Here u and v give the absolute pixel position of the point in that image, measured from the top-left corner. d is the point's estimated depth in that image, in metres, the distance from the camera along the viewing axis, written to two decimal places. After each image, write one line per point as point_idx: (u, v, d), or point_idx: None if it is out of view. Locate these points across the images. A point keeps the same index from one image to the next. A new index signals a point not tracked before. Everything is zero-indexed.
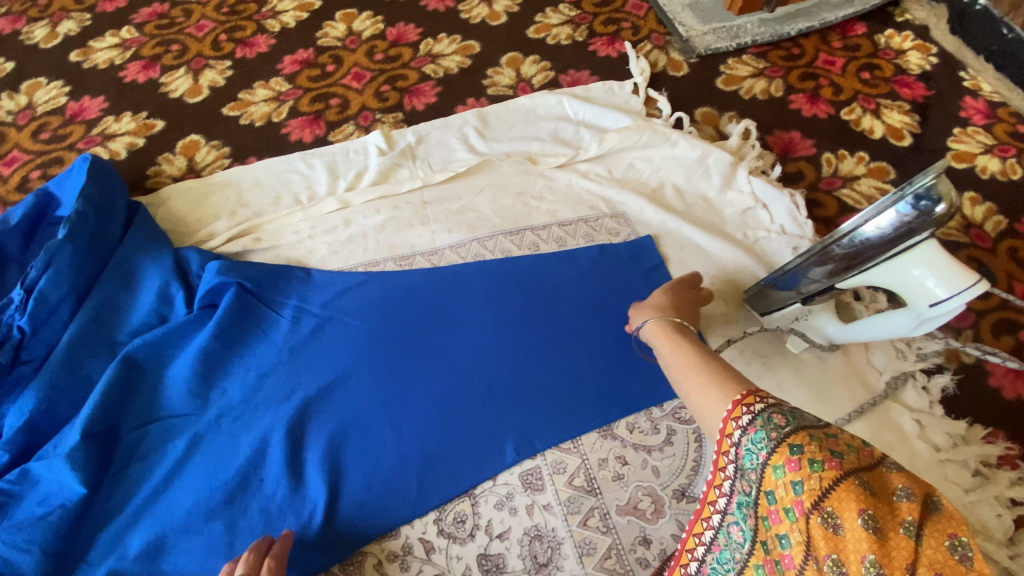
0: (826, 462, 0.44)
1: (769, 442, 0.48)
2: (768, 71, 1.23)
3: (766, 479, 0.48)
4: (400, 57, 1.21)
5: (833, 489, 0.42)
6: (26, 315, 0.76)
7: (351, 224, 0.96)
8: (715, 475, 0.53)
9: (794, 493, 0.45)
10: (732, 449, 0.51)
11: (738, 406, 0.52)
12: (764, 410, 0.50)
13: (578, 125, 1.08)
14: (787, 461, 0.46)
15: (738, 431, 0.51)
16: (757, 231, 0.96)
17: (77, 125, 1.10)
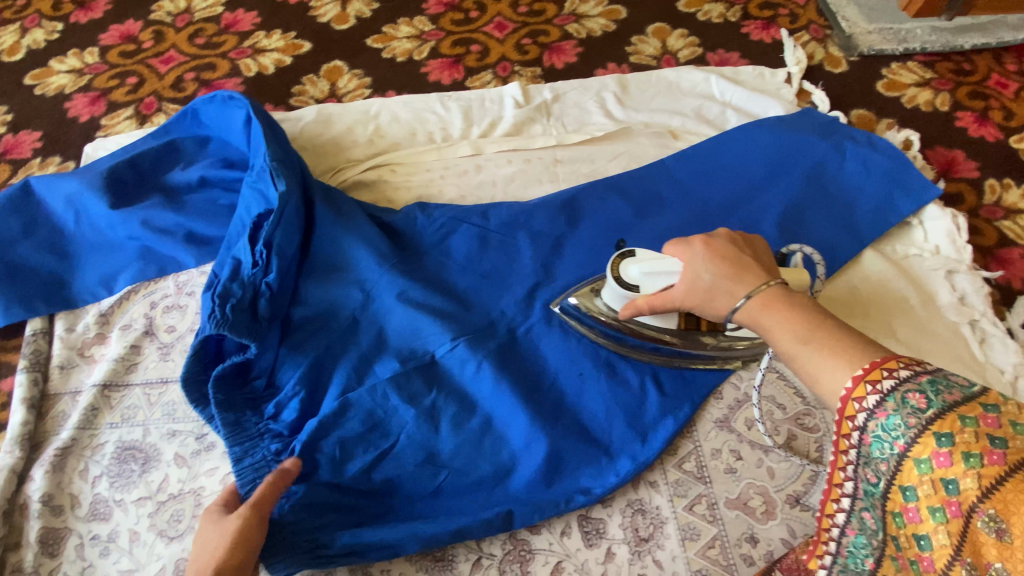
0: (985, 456, 0.37)
1: (907, 430, 0.41)
2: (934, 82, 1.13)
3: (902, 474, 0.42)
4: (543, 12, 1.18)
5: (997, 490, 0.37)
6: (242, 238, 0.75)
7: (482, 170, 0.96)
8: (839, 430, 0.46)
9: (947, 493, 0.39)
10: (854, 433, 0.45)
11: (861, 382, 0.44)
12: (896, 390, 0.42)
13: (724, 107, 1.03)
14: (934, 454, 0.40)
15: (862, 414, 0.44)
16: (908, 248, 0.90)
17: (231, 35, 1.13)
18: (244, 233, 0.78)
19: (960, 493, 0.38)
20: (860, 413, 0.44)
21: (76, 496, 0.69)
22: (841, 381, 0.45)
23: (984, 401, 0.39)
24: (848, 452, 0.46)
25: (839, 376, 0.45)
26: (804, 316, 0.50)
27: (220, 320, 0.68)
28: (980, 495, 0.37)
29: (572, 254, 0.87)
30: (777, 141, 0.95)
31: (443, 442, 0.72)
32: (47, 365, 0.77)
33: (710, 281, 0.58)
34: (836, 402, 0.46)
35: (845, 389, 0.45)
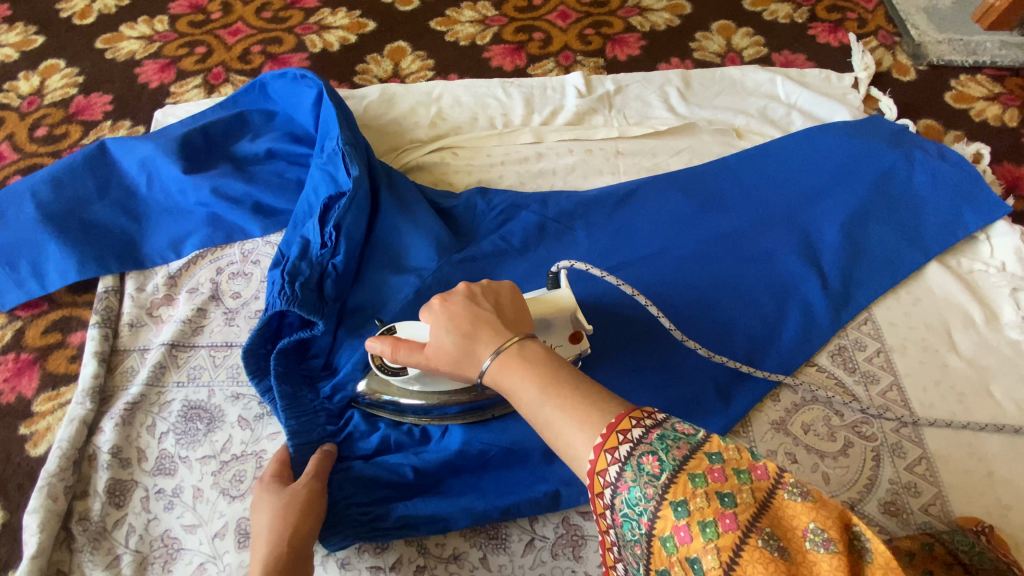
0: (719, 522, 0.37)
1: (646, 503, 0.40)
2: (1005, 96, 1.10)
3: (655, 558, 0.39)
4: (607, 3, 1.17)
5: (735, 563, 0.35)
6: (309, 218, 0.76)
7: (543, 158, 0.96)
8: (596, 508, 0.44)
9: (692, 575, 0.37)
10: (607, 512, 0.42)
11: (601, 454, 0.43)
12: (631, 456, 0.41)
13: (790, 109, 1.02)
14: (675, 531, 0.38)
15: (608, 489, 0.42)
16: (973, 262, 0.88)
17: (297, 10, 1.15)
18: (310, 213, 0.78)
19: (703, 574, 0.36)
20: (606, 488, 0.42)
21: (143, 450, 0.70)
22: (589, 455, 0.44)
23: (704, 450, 0.40)
24: (609, 531, 0.43)
25: (585, 438, 0.44)
26: (539, 373, 0.49)
27: (290, 298, 0.69)
28: (719, 575, 0.35)
29: (629, 247, 0.87)
30: (844, 148, 0.93)
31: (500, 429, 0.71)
32: (118, 323, 0.79)
33: (454, 350, 0.55)
34: (586, 472, 0.44)
35: (589, 462, 0.43)
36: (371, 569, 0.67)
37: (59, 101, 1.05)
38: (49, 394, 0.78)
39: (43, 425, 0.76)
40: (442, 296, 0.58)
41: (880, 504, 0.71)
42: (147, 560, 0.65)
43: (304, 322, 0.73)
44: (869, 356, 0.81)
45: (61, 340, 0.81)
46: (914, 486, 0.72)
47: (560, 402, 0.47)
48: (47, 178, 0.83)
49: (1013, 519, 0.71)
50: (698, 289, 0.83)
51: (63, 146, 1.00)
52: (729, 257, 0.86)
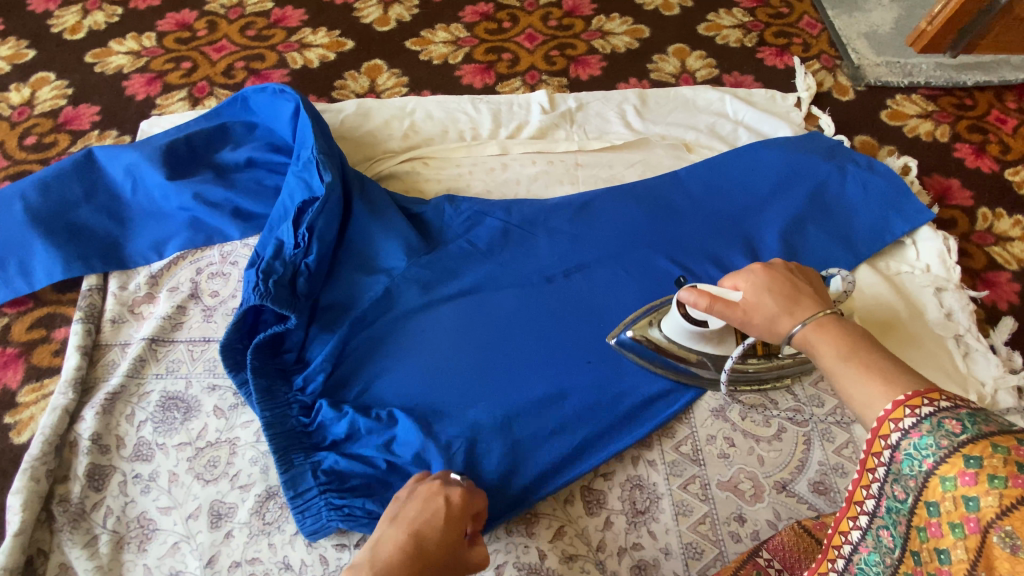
0: (1010, 479, 0.38)
1: (936, 450, 0.43)
2: (936, 115, 1.20)
3: (928, 490, 0.43)
4: (572, 27, 1.26)
5: (1017, 510, 0.37)
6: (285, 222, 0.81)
7: (509, 168, 1.03)
8: (872, 446, 0.48)
9: (966, 510, 0.40)
10: (885, 452, 0.47)
11: (899, 406, 0.47)
12: (933, 414, 0.44)
13: (736, 125, 1.10)
14: (959, 474, 0.41)
15: (895, 434, 0.46)
16: (901, 265, 0.96)
17: (279, 29, 1.22)
18: (286, 217, 0.84)
19: (979, 510, 0.39)
20: (893, 433, 0.46)
21: (121, 438, 0.74)
22: (882, 406, 0.48)
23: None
24: (878, 469, 0.48)
25: (878, 398, 0.48)
26: (842, 337, 0.54)
27: (264, 293, 0.74)
28: (995, 512, 0.38)
29: (587, 249, 0.93)
30: (784, 162, 1.01)
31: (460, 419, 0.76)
32: (100, 319, 0.84)
33: (773, 308, 0.60)
34: (872, 421, 0.48)
35: (882, 410, 0.48)
36: (337, 546, 0.70)
37: (49, 112, 1.10)
38: (32, 385, 0.82)
39: (26, 415, 0.79)
40: (764, 264, 0.63)
41: (810, 483, 0.77)
42: (123, 539, 0.69)
43: (279, 319, 0.78)
44: None
45: (44, 336, 0.85)
46: (841, 468, 0.78)
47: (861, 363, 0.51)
48: (36, 182, 0.87)
49: None
50: (650, 289, 0.90)
51: (52, 153, 1.04)
52: (678, 260, 0.93)
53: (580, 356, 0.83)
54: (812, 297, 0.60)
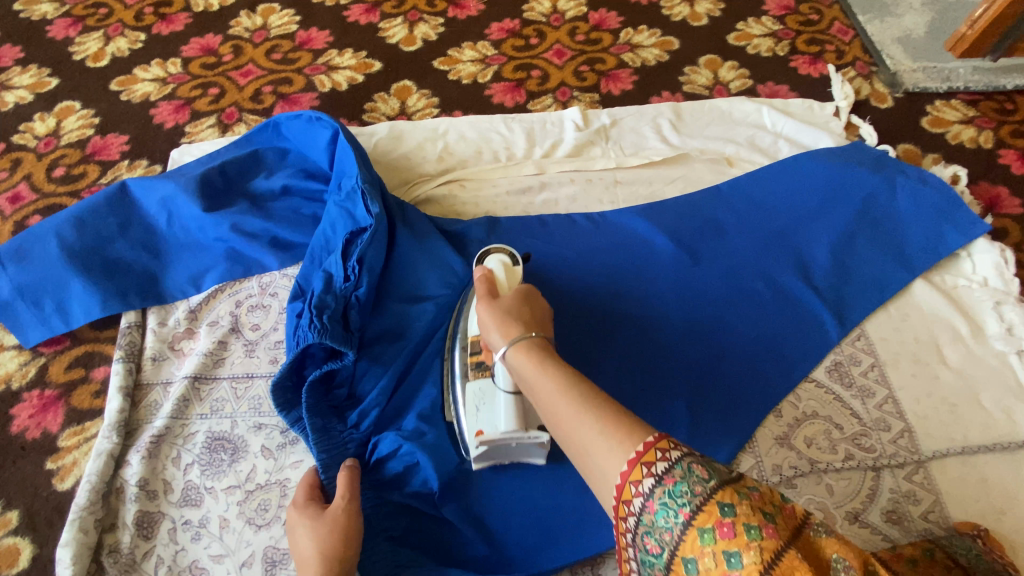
0: (762, 529, 0.42)
1: (691, 498, 0.44)
2: (978, 120, 1.16)
3: (685, 545, 0.44)
4: (600, 41, 1.25)
5: (777, 562, 0.40)
6: (335, 255, 0.80)
7: (546, 189, 1.01)
8: (621, 495, 0.47)
9: (726, 565, 0.42)
10: (637, 499, 0.46)
11: (651, 449, 0.47)
12: (682, 457, 0.46)
13: (776, 137, 1.08)
14: (718, 525, 0.42)
15: (649, 480, 0.46)
16: (957, 278, 0.93)
17: (305, 52, 1.20)
18: (330, 248, 0.83)
19: (742, 566, 0.41)
20: (645, 479, 0.46)
21: (169, 482, 0.72)
22: (621, 467, 0.48)
23: (749, 483, 0.46)
24: (628, 519, 0.47)
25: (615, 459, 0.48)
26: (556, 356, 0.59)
27: (321, 329, 0.73)
28: (760, 569, 0.40)
29: (628, 272, 0.90)
30: (831, 175, 0.99)
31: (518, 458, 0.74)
32: (140, 358, 0.81)
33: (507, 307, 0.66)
34: (616, 480, 0.48)
35: (623, 471, 0.47)
36: None
37: (77, 142, 1.09)
38: (74, 429, 0.79)
39: (70, 460, 0.77)
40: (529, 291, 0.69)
41: (882, 512, 0.74)
42: None
43: (331, 355, 0.76)
44: (865, 371, 0.84)
45: (84, 376, 0.83)
46: (913, 494, 0.75)
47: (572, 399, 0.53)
48: (72, 217, 0.85)
49: (1009, 521, 0.75)
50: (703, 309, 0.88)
51: (81, 185, 1.03)
52: (721, 281, 0.90)
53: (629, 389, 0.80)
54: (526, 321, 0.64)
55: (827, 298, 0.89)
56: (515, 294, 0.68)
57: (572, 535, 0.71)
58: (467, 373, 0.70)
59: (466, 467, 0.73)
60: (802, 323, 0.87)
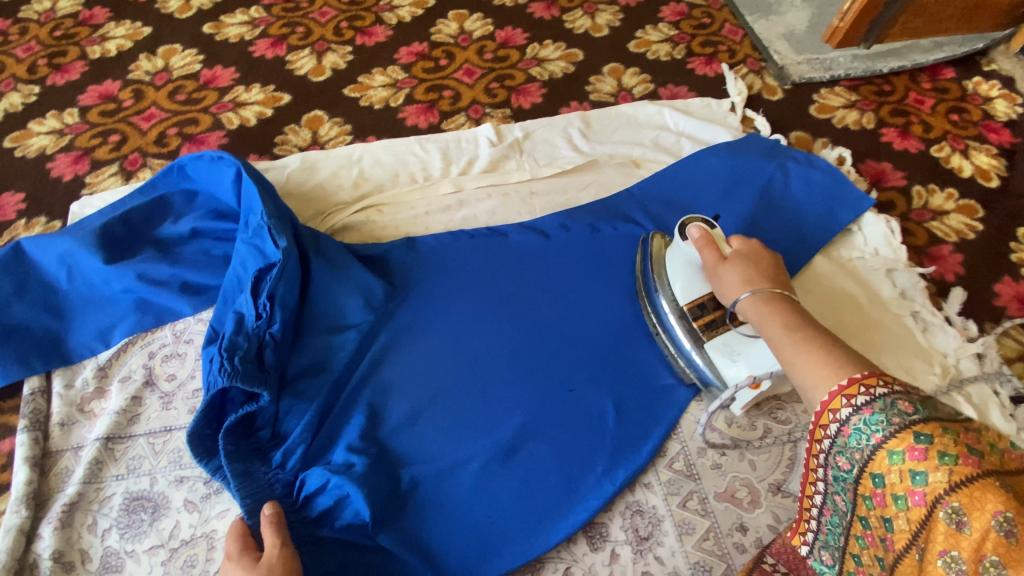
0: (959, 457, 0.46)
1: (886, 426, 0.51)
2: (860, 103, 1.26)
3: (875, 462, 0.52)
4: (507, 57, 1.29)
5: (964, 486, 0.45)
6: (245, 295, 0.78)
7: (464, 206, 1.02)
8: (820, 420, 0.57)
9: (912, 483, 0.48)
10: (834, 424, 0.56)
11: (852, 386, 0.55)
12: (886, 394, 0.52)
13: (678, 136, 1.13)
14: (909, 448, 0.49)
15: (846, 408, 0.54)
16: (851, 252, 0.99)
17: (210, 91, 1.19)
18: (241, 287, 0.82)
19: (926, 483, 0.47)
20: (845, 408, 0.55)
21: (87, 551, 0.70)
22: (829, 390, 0.57)
23: (966, 425, 0.49)
24: (824, 440, 0.57)
25: (824, 389, 0.58)
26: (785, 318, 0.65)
27: (231, 373, 0.72)
28: (946, 487, 0.46)
29: (544, 279, 0.94)
30: (729, 167, 1.05)
31: (453, 476, 0.75)
32: (47, 424, 0.78)
33: (732, 280, 0.72)
34: (818, 403, 0.57)
35: (823, 400, 0.57)
36: None
37: None
38: None
39: None
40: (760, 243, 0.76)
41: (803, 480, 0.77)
42: None
43: (248, 399, 0.75)
44: None
45: None
46: None
47: (795, 342, 0.62)
48: None
49: None
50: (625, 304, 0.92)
51: None
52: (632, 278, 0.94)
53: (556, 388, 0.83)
54: (766, 279, 0.71)
55: None
56: (744, 254, 0.74)
57: (511, 544, 0.72)
58: (700, 335, 0.79)
59: (400, 492, 0.74)
60: None
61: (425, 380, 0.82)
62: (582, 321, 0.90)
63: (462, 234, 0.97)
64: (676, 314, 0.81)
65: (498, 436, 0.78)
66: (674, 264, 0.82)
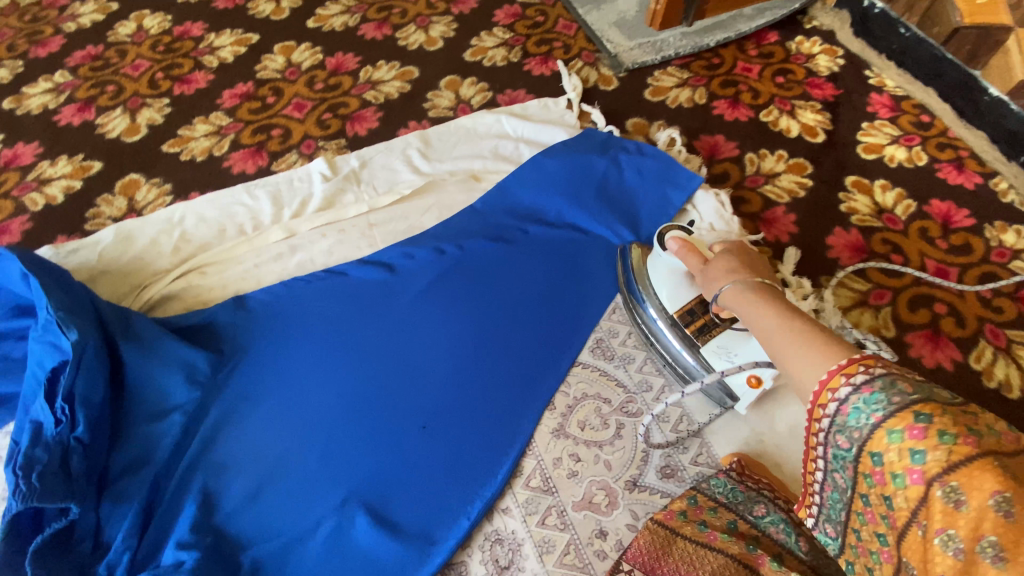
0: (961, 437, 0.38)
1: (887, 405, 0.42)
2: (691, 80, 1.29)
3: (873, 440, 0.42)
4: (340, 85, 1.24)
5: (964, 466, 0.37)
6: (41, 399, 0.69)
7: (298, 250, 0.97)
8: (817, 398, 0.47)
9: (911, 462, 0.40)
10: (832, 403, 0.46)
11: (836, 374, 0.46)
12: (886, 373, 0.43)
13: (517, 142, 1.13)
14: (909, 427, 0.40)
15: (845, 387, 0.45)
16: (689, 231, 1.01)
17: (12, 172, 1.09)
18: (39, 390, 0.72)
19: (924, 463, 0.39)
20: (844, 386, 0.45)
21: None
22: (819, 376, 0.47)
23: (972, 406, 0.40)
24: (823, 419, 0.47)
25: (812, 369, 0.48)
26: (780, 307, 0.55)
27: (27, 493, 0.62)
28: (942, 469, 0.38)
29: (389, 311, 0.89)
30: (564, 166, 1.05)
31: (299, 548, 0.72)
32: None
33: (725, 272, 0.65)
34: (813, 388, 0.48)
35: (821, 376, 0.47)
36: None
37: None
38: None
39: None
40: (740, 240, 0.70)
41: (657, 471, 0.79)
42: None
43: (62, 513, 0.66)
44: (623, 340, 0.90)
45: None
46: (681, 444, 0.81)
47: (791, 330, 0.51)
48: None
49: (767, 443, 0.82)
50: (476, 323, 0.89)
51: None
52: (480, 295, 0.92)
53: (405, 429, 0.79)
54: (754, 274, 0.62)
55: (587, 280, 0.94)
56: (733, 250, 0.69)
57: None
58: (694, 340, 0.78)
59: None
60: (562, 314, 0.91)
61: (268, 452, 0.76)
62: (431, 350, 0.86)
63: (298, 281, 0.92)
64: (667, 321, 0.81)
65: (344, 496, 0.74)
66: (657, 271, 0.82)
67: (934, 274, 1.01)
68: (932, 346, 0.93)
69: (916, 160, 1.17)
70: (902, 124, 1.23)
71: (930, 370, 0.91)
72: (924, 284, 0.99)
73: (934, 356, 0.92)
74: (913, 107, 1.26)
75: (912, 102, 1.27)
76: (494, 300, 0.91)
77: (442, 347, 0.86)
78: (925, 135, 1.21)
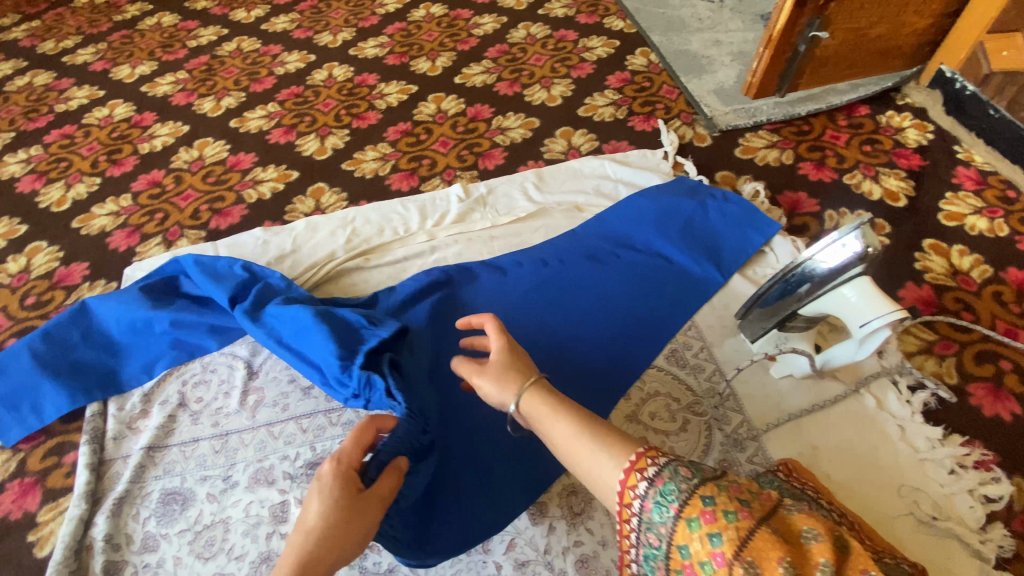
0: (736, 512, 0.52)
1: (678, 492, 0.55)
2: (780, 143, 1.45)
3: (679, 534, 0.54)
4: (476, 129, 1.54)
5: (749, 538, 0.50)
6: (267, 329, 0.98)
7: (436, 250, 1.23)
8: (625, 495, 0.59)
9: (713, 545, 0.51)
10: (636, 497, 0.58)
11: (631, 472, 0.59)
12: (669, 464, 0.58)
13: (616, 183, 1.34)
14: (702, 513, 0.53)
15: (643, 481, 0.58)
16: (766, 269, 1.16)
17: (235, 173, 1.47)
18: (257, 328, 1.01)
19: (720, 540, 0.51)
20: (641, 481, 0.58)
21: (131, 534, 0.89)
22: (619, 476, 0.60)
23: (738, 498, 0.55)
24: (630, 516, 0.59)
25: (616, 471, 0.61)
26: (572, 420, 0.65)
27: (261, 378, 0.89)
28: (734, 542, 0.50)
29: (501, 305, 1.11)
30: (658, 205, 1.24)
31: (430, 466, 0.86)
32: (103, 438, 1.00)
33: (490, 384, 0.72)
34: (618, 488, 0.60)
35: (621, 476, 0.60)
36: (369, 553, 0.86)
37: (45, 274, 1.30)
38: (50, 505, 0.97)
39: (46, 531, 0.94)
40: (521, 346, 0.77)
41: (716, 462, 0.93)
42: None
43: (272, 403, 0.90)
44: (696, 352, 1.05)
45: (57, 462, 1.01)
46: (740, 443, 0.94)
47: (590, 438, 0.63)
48: (41, 334, 1.05)
49: (819, 454, 0.92)
50: (573, 321, 1.08)
51: (50, 308, 1.23)
52: (578, 299, 1.11)
53: None
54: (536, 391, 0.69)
55: (670, 298, 1.11)
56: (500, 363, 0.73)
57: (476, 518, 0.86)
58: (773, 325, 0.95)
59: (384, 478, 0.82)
60: (646, 323, 1.08)
61: (408, 387, 0.91)
62: (534, 337, 1.06)
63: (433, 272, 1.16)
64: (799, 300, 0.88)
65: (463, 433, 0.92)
66: (852, 297, 0.81)
67: (1004, 335, 1.06)
68: (993, 398, 0.98)
69: (997, 231, 1.23)
70: (987, 198, 1.29)
71: (989, 418, 0.97)
72: (992, 342, 1.05)
73: (995, 408, 0.98)
74: (1000, 183, 1.32)
75: (999, 178, 1.33)
76: (590, 304, 1.10)
77: (544, 337, 1.06)
78: (1009, 209, 1.27)
